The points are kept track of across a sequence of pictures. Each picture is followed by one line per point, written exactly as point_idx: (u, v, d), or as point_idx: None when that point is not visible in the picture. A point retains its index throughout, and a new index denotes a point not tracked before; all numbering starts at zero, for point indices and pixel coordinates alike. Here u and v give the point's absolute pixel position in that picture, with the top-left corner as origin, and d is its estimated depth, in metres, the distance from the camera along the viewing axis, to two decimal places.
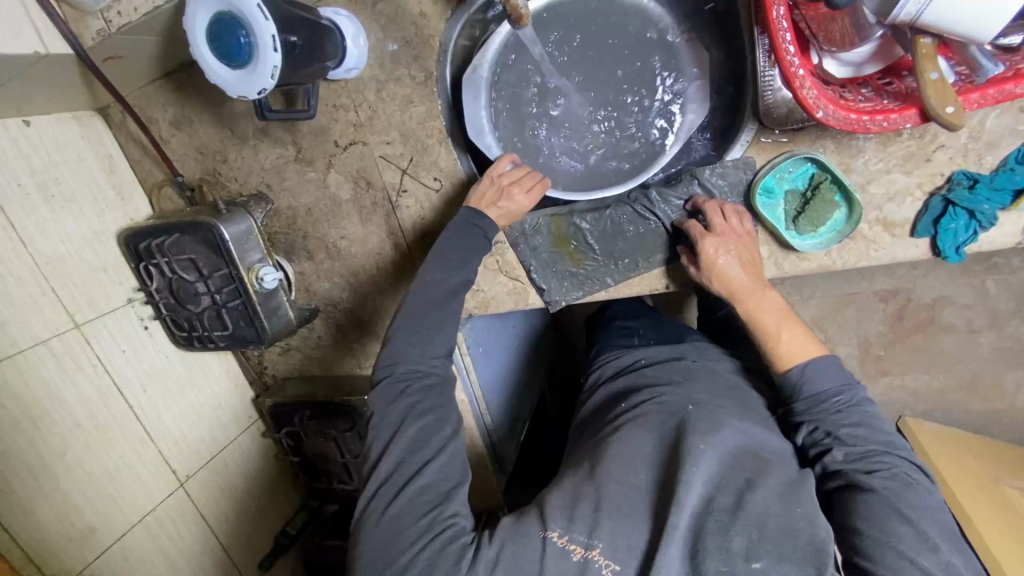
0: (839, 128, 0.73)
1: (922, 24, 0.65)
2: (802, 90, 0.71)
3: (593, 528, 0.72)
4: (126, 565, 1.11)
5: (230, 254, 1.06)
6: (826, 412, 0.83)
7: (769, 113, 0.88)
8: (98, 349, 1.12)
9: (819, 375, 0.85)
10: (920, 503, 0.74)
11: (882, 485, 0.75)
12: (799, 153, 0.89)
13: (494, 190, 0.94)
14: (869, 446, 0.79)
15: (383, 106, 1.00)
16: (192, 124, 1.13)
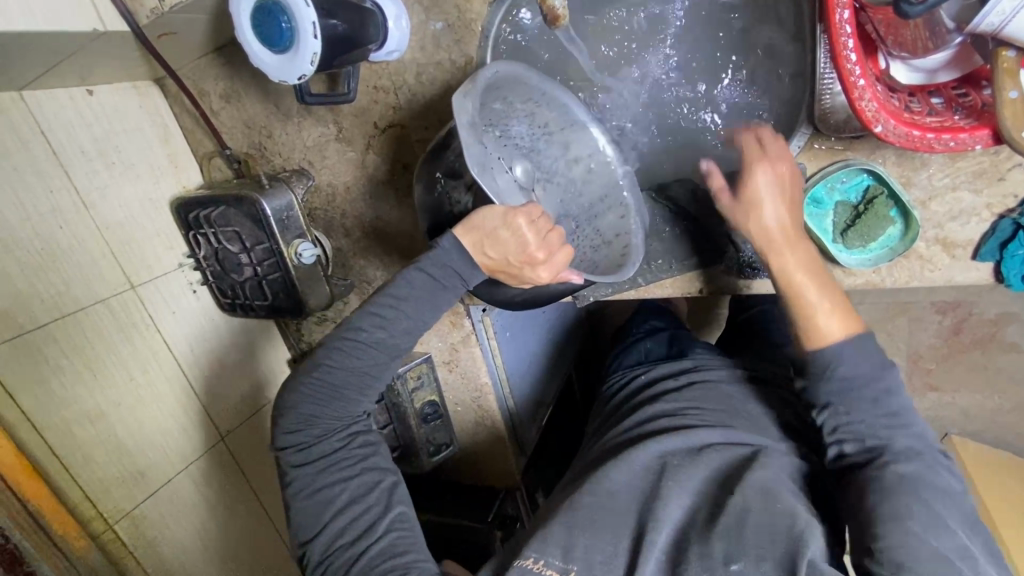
0: (899, 145, 0.68)
1: (1007, 36, 0.59)
2: (861, 102, 0.65)
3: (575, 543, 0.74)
4: (172, 508, 1.21)
5: (271, 228, 1.10)
6: (858, 401, 0.76)
7: (825, 118, 0.81)
8: (151, 310, 1.20)
9: (853, 359, 0.77)
10: (939, 485, 0.71)
11: (895, 474, 0.71)
12: (854, 162, 0.83)
13: (518, 246, 0.79)
14: (896, 441, 0.74)
15: (423, 90, 0.99)
16: (240, 99, 1.16)
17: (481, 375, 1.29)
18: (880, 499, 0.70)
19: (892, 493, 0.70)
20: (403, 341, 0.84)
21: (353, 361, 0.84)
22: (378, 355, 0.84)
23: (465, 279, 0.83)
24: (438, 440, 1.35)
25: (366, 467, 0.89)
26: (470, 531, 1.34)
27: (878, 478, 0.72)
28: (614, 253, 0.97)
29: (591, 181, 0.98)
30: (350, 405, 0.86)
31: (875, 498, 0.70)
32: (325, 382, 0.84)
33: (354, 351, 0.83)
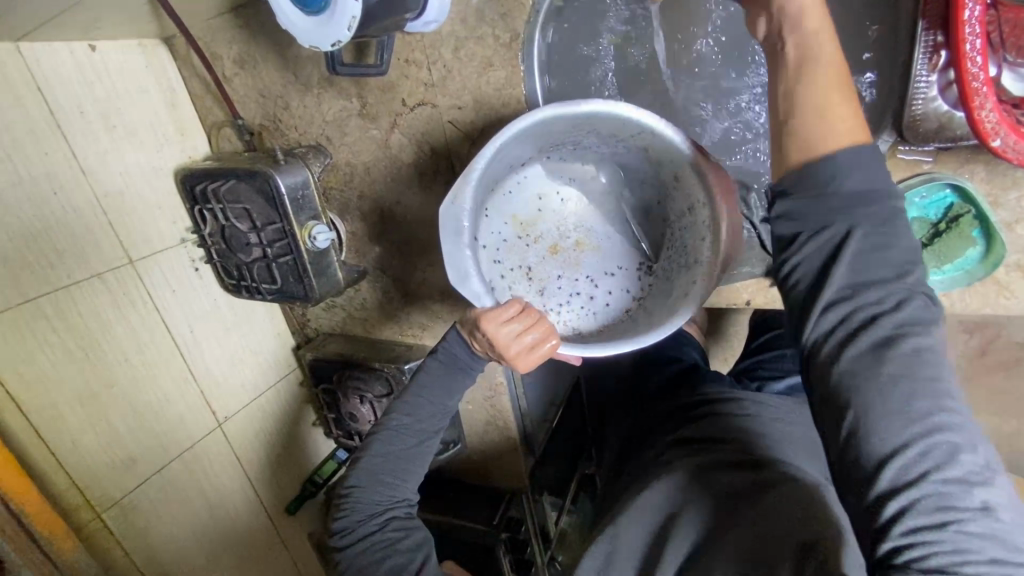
0: (1016, 161, 0.63)
1: None
2: (980, 111, 0.61)
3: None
4: (166, 498, 1.15)
5: (285, 208, 1.02)
6: (870, 238, 0.63)
7: (913, 126, 0.73)
8: (150, 288, 1.13)
9: (849, 166, 0.64)
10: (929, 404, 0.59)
11: (898, 370, 0.60)
12: (941, 177, 0.76)
13: (489, 341, 0.82)
14: (895, 293, 0.62)
15: (459, 66, 0.90)
16: (256, 65, 1.07)
17: (497, 374, 1.22)
18: (891, 366, 0.60)
19: (891, 422, 0.59)
20: (429, 426, 0.93)
21: (388, 447, 0.92)
22: (420, 421, 0.92)
23: (474, 363, 0.92)
24: (447, 438, 1.28)
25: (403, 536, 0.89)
26: (476, 532, 1.29)
27: (871, 404, 0.59)
28: (691, 279, 0.86)
29: (677, 194, 0.89)
30: (391, 486, 0.91)
31: (872, 434, 0.59)
32: (365, 469, 0.92)
33: (393, 438, 0.91)
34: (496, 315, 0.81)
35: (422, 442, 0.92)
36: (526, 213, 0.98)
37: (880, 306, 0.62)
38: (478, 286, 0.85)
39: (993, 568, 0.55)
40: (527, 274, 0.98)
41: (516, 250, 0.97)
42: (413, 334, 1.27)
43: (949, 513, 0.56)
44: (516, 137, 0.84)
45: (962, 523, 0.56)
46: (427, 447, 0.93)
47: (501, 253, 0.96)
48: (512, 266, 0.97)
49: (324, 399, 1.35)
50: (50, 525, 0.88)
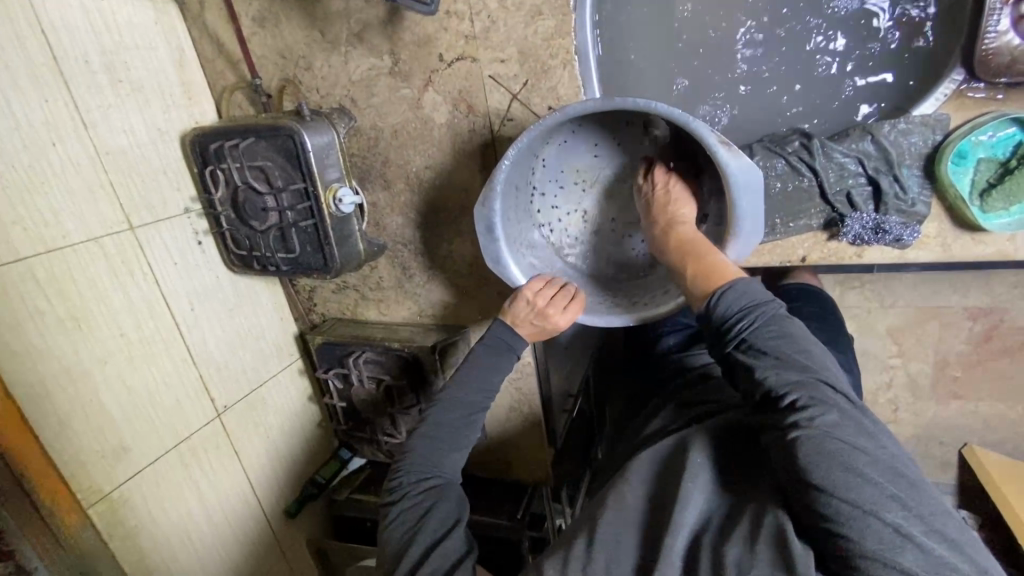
0: None
1: None
2: None
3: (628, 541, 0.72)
4: (159, 493, 1.03)
5: (309, 167, 0.95)
6: (744, 302, 0.77)
7: (985, 62, 0.70)
8: (150, 258, 1.03)
9: (733, 297, 0.78)
10: (853, 450, 0.64)
11: (833, 434, 0.65)
12: (1009, 113, 0.70)
13: (530, 309, 0.92)
14: (786, 353, 0.74)
15: (505, 16, 0.87)
16: (278, 23, 1.02)
17: (524, 354, 1.17)
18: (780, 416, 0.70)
19: (830, 468, 0.63)
20: (476, 398, 0.92)
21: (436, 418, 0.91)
22: (472, 392, 0.92)
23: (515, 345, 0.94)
24: None
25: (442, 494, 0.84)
26: (496, 527, 1.20)
27: (813, 459, 0.64)
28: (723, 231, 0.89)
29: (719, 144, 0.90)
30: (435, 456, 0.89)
31: (811, 473, 0.63)
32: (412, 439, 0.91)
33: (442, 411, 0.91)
34: (532, 286, 0.94)
35: (475, 419, 0.92)
36: (579, 165, 1.02)
37: (761, 367, 0.74)
38: (512, 269, 0.95)
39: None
40: (585, 218, 1.05)
41: (576, 196, 1.04)
42: (432, 314, 1.20)
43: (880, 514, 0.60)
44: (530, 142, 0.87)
45: (885, 520, 0.59)
46: (477, 421, 0.92)
47: (558, 201, 1.04)
48: (570, 210, 1.05)
49: (335, 384, 1.25)
50: (54, 493, 0.87)
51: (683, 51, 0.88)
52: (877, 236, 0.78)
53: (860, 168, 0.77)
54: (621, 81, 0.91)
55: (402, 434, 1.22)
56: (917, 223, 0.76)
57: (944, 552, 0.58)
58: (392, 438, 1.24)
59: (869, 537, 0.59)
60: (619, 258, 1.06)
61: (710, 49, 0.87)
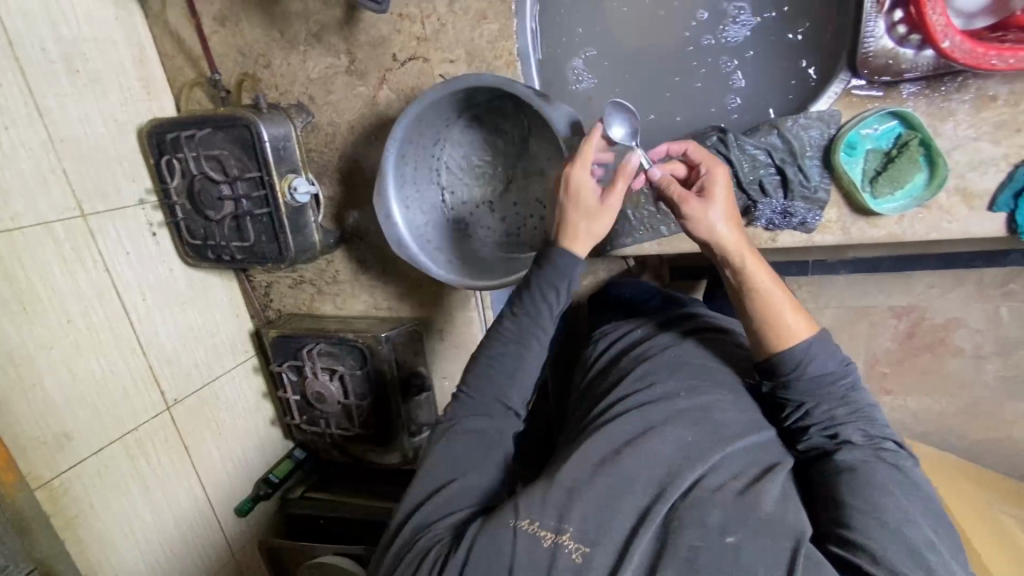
0: (964, 64, 0.62)
1: None
2: (930, 15, 0.61)
3: (620, 495, 0.70)
4: (100, 484, 1.01)
5: (265, 156, 0.99)
6: (834, 362, 0.78)
7: (866, 65, 0.76)
8: (102, 246, 1.03)
9: (824, 355, 0.78)
10: (909, 484, 0.70)
11: (899, 475, 0.70)
12: (889, 107, 0.78)
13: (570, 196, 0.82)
14: (861, 399, 0.78)
15: (453, 20, 0.94)
16: (239, 22, 1.07)
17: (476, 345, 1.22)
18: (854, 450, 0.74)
19: (895, 497, 0.67)
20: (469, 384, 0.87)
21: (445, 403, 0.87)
22: (506, 361, 0.85)
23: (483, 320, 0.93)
24: (421, 420, 1.24)
25: (456, 461, 0.79)
26: None
27: (885, 487, 0.68)
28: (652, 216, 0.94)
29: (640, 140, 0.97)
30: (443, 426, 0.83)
31: (885, 497, 0.67)
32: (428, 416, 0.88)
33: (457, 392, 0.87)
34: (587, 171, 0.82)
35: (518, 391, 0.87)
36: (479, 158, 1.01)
37: (843, 415, 0.77)
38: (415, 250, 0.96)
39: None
40: (489, 208, 1.02)
41: (480, 188, 1.02)
42: (387, 307, 1.23)
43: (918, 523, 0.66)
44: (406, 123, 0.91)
45: (921, 531, 0.64)
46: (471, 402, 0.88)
47: (463, 196, 1.02)
48: (476, 203, 1.02)
49: (290, 377, 1.25)
50: None
51: (604, 52, 0.94)
52: (785, 220, 0.85)
53: (769, 159, 0.85)
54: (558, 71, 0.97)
55: (356, 425, 1.23)
56: (819, 207, 0.83)
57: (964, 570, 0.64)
58: (346, 431, 1.25)
59: (899, 534, 0.64)
60: (528, 238, 1.00)
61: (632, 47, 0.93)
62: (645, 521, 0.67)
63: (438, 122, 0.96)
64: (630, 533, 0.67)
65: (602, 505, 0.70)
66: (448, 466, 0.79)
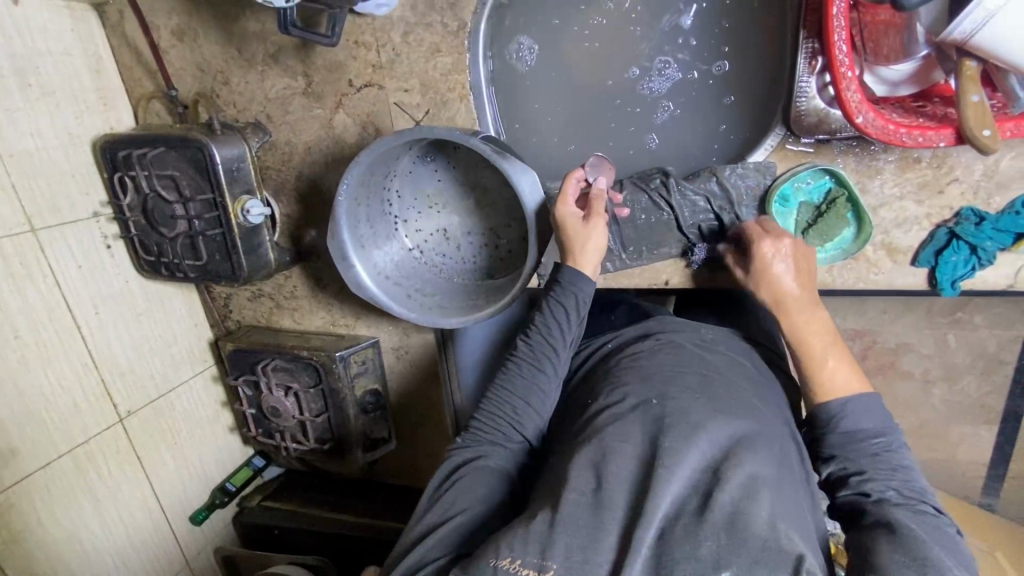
0: (876, 139, 0.67)
1: (975, 44, 0.59)
2: (846, 92, 0.65)
3: (601, 531, 0.62)
4: (48, 498, 1.02)
5: (218, 177, 0.99)
6: (866, 413, 0.73)
7: (799, 121, 0.80)
8: (53, 261, 1.03)
9: (860, 412, 0.73)
10: (946, 542, 0.63)
11: (938, 533, 0.63)
12: (820, 164, 0.82)
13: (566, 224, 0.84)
14: (898, 454, 0.71)
15: (408, 51, 0.94)
16: (196, 38, 1.06)
17: (432, 363, 1.24)
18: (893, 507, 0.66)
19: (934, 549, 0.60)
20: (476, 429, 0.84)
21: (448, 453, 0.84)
22: (510, 400, 0.85)
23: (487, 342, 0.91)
24: (376, 435, 1.27)
25: (456, 506, 0.75)
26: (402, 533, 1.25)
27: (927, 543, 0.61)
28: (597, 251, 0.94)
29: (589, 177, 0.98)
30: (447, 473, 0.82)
31: (924, 549, 0.60)
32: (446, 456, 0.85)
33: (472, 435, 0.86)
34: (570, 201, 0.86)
35: (522, 438, 0.84)
36: (433, 188, 1.02)
37: (875, 467, 0.70)
38: (374, 288, 0.95)
39: None
40: (445, 236, 1.04)
41: (435, 218, 1.04)
42: (346, 324, 1.24)
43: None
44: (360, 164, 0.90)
45: None
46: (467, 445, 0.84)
47: (419, 225, 1.03)
48: (432, 232, 1.04)
49: (245, 391, 1.26)
50: None
51: (554, 90, 0.95)
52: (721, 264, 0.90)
53: (708, 205, 0.89)
54: (512, 102, 0.98)
55: (311, 440, 1.24)
56: None
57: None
58: (302, 444, 1.27)
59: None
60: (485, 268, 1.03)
61: (580, 86, 0.93)
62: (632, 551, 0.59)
63: (391, 156, 0.96)
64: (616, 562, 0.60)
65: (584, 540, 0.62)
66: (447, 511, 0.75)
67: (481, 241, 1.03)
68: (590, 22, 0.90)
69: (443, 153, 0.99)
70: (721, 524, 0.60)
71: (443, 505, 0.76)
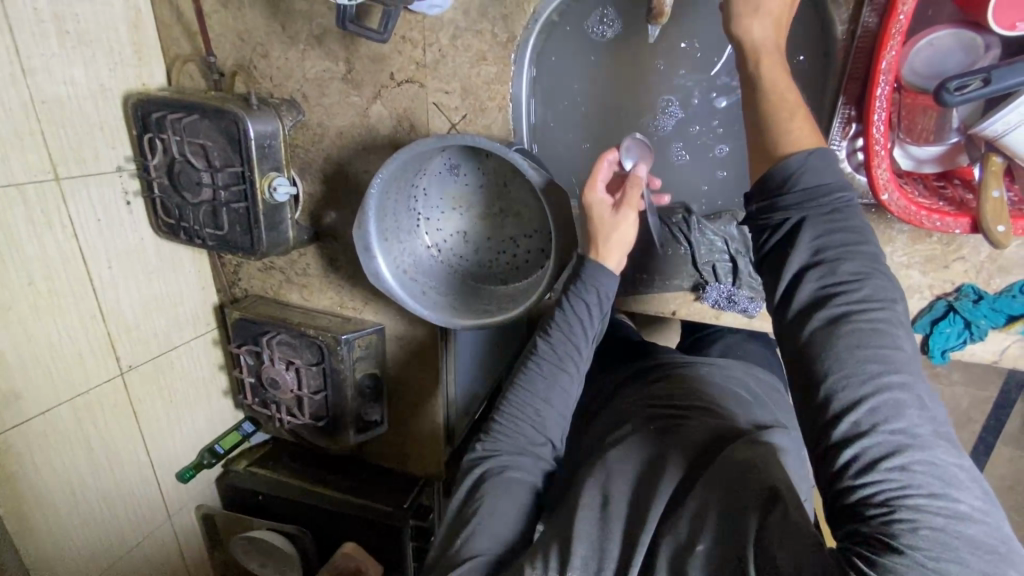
0: (896, 216, 0.70)
1: (1002, 143, 0.65)
2: (876, 169, 0.68)
3: (608, 544, 0.71)
4: (43, 442, 1.04)
5: (249, 152, 1.00)
6: (833, 219, 0.64)
7: None
8: (73, 211, 1.03)
9: (820, 168, 0.64)
10: (893, 383, 0.57)
11: (886, 369, 0.57)
12: None
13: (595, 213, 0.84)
14: (861, 256, 0.62)
15: (453, 54, 0.95)
16: (241, 7, 1.06)
17: (433, 357, 1.26)
18: (850, 337, 0.59)
19: (877, 405, 0.56)
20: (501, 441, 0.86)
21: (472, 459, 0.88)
22: (526, 401, 0.86)
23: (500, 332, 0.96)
24: (370, 417, 1.30)
25: (487, 522, 0.78)
26: (381, 514, 1.28)
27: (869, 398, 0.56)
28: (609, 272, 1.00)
29: None
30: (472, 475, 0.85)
31: (872, 413, 0.56)
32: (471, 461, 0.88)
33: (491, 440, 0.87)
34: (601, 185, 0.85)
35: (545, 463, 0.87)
36: (457, 189, 1.04)
37: (833, 291, 0.62)
38: (392, 284, 0.98)
39: (928, 523, 0.52)
40: (465, 238, 1.06)
41: (456, 220, 1.05)
42: (353, 307, 1.26)
43: (888, 460, 0.55)
44: (391, 165, 0.91)
45: (909, 462, 0.54)
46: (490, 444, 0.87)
47: (439, 225, 1.06)
48: (451, 233, 1.06)
49: (247, 360, 1.28)
50: None
51: (594, 115, 0.99)
52: (729, 305, 0.95)
53: (725, 247, 0.93)
54: (547, 118, 1.01)
55: (306, 415, 1.27)
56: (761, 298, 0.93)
57: (950, 526, 0.52)
58: (296, 418, 1.29)
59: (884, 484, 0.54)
60: (500, 272, 1.06)
61: (620, 113, 0.97)
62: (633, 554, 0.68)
63: (420, 158, 0.97)
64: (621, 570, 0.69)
65: (594, 549, 0.71)
66: (476, 529, 0.78)
67: (499, 246, 1.05)
68: (636, 55, 0.93)
69: (472, 160, 1.00)
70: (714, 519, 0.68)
71: (471, 521, 0.79)
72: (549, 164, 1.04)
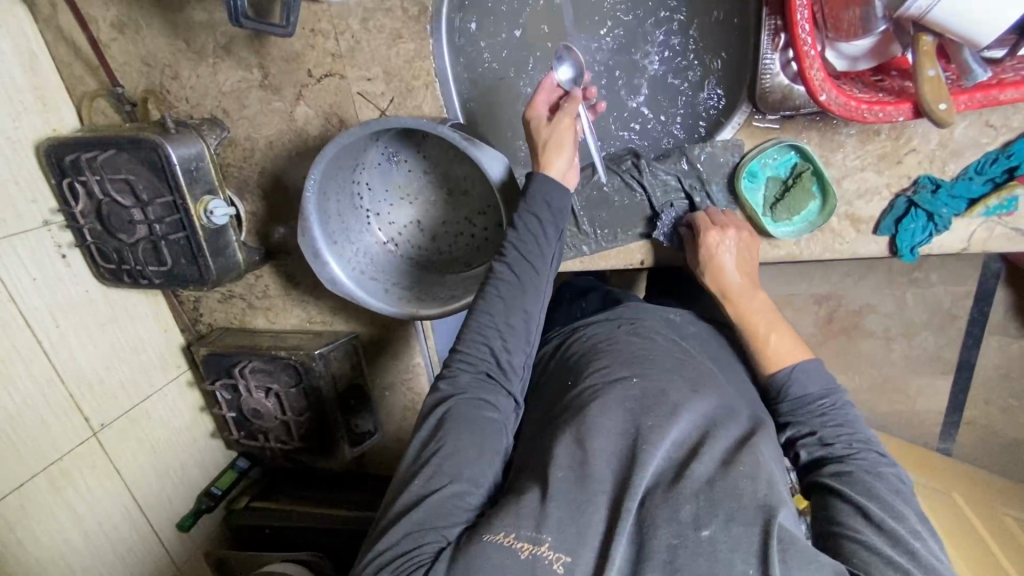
0: (838, 115, 0.69)
1: (929, 20, 0.64)
2: (810, 71, 0.66)
3: (594, 499, 0.64)
4: (21, 518, 0.99)
5: (176, 178, 0.95)
6: (812, 386, 0.80)
7: (764, 98, 0.82)
8: (3, 276, 0.97)
9: (806, 377, 0.80)
10: (884, 494, 0.67)
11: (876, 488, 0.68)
12: (785, 140, 0.84)
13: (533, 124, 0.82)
14: (843, 416, 0.78)
15: (368, 38, 0.91)
16: (140, 30, 1.01)
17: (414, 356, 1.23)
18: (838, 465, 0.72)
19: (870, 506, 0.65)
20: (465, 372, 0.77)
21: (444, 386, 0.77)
22: (488, 329, 0.78)
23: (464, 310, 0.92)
24: (363, 427, 1.27)
25: (453, 454, 0.69)
26: None
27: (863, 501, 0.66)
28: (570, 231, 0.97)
29: None
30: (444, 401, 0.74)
31: (867, 510, 0.65)
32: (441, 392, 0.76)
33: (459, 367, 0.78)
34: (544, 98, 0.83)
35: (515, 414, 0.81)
36: (404, 177, 1.01)
37: (822, 433, 0.77)
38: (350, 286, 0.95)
39: None
40: (421, 227, 1.03)
41: (408, 209, 1.02)
42: (323, 320, 1.22)
43: (886, 542, 0.61)
44: (323, 163, 0.88)
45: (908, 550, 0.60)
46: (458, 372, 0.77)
47: (391, 217, 1.02)
48: (406, 224, 1.03)
49: (224, 394, 1.24)
50: None
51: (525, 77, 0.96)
52: None
53: (679, 184, 0.91)
54: (478, 87, 0.97)
55: (295, 437, 1.23)
56: None
57: None
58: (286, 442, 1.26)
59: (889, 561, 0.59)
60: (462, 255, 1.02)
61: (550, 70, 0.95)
62: (623, 521, 0.61)
63: (357, 152, 0.94)
64: (608, 534, 0.61)
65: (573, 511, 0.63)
66: (439, 465, 0.68)
67: (456, 228, 1.02)
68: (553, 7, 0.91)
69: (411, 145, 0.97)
70: (700, 489, 0.63)
71: (431, 459, 0.69)
72: (490, 137, 1.01)
